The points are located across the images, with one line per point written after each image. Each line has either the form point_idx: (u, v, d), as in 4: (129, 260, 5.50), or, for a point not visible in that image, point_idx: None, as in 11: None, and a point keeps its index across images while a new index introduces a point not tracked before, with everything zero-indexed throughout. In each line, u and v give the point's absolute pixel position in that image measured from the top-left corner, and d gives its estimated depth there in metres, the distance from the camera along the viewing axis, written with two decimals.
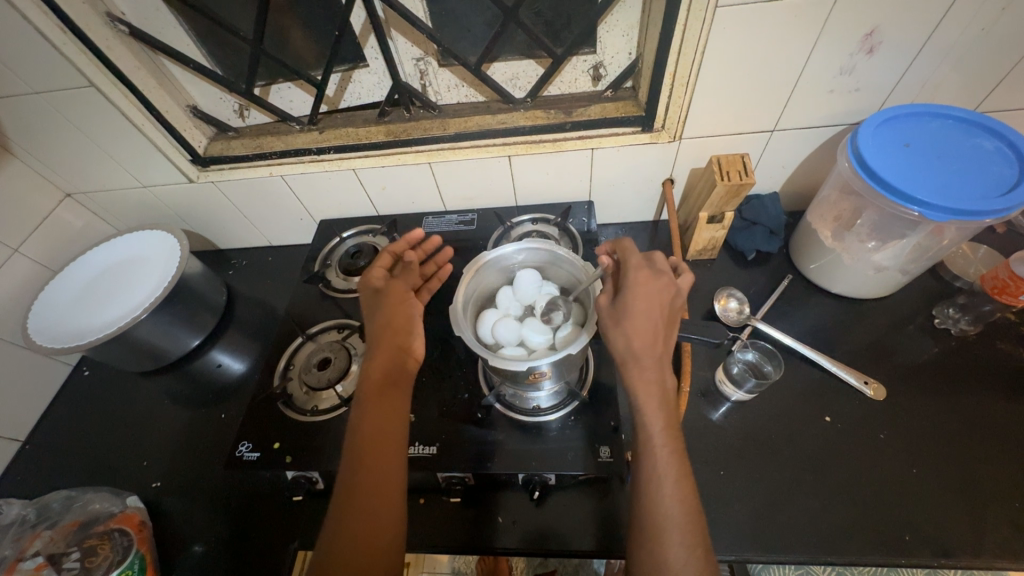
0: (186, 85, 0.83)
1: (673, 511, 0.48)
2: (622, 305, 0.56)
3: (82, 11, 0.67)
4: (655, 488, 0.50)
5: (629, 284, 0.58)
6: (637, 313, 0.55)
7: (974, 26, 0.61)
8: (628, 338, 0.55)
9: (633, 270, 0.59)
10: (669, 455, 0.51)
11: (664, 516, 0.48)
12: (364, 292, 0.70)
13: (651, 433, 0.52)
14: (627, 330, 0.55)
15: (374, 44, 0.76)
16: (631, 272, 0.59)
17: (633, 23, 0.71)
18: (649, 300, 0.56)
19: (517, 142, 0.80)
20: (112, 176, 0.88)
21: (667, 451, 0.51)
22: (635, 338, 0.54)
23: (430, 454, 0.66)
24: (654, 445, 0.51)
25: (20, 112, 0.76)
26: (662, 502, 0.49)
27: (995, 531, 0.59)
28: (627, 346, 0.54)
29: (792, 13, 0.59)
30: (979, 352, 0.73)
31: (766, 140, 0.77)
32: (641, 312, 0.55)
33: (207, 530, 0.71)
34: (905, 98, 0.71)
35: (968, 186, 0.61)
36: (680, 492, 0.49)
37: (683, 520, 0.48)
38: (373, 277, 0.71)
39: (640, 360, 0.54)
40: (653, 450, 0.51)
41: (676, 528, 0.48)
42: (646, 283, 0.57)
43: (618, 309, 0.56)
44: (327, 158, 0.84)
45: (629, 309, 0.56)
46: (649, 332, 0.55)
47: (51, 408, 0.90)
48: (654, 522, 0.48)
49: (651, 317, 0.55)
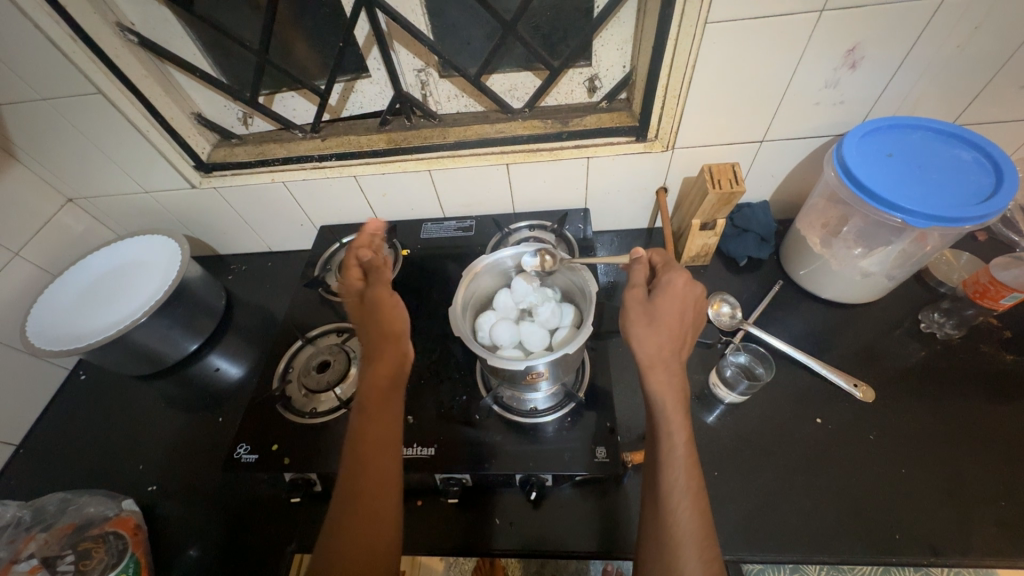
0: (191, 93, 0.84)
1: (690, 524, 0.49)
2: (656, 301, 0.57)
3: (94, 21, 0.69)
4: (675, 499, 0.50)
5: (666, 284, 0.57)
6: (671, 312, 0.56)
7: (949, 44, 0.64)
8: (658, 337, 0.55)
9: (676, 270, 0.59)
10: (689, 465, 0.51)
11: (681, 529, 0.49)
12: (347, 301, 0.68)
13: (674, 443, 0.52)
14: (659, 330, 0.55)
15: (377, 55, 0.78)
16: (669, 271, 0.59)
17: (627, 38, 0.74)
18: (683, 299, 0.57)
19: (515, 151, 0.82)
20: (114, 180, 0.89)
21: (688, 460, 0.52)
22: (664, 341, 0.55)
23: (429, 455, 0.66)
24: (677, 455, 0.52)
25: (27, 118, 0.77)
26: (679, 513, 0.49)
27: (983, 529, 0.60)
28: (655, 349, 0.55)
29: (779, 29, 0.62)
30: (964, 356, 0.75)
31: (755, 150, 0.80)
32: (675, 313, 0.56)
33: (203, 534, 0.71)
34: (887, 111, 0.74)
35: (948, 194, 0.63)
36: (698, 505, 0.50)
37: (696, 532, 0.49)
38: (352, 281, 0.68)
39: (666, 363, 0.54)
40: (674, 461, 0.51)
41: (691, 543, 0.48)
42: (687, 285, 0.57)
43: (652, 305, 0.57)
44: (329, 165, 0.86)
45: (664, 306, 0.56)
46: (679, 337, 0.56)
47: (46, 412, 0.90)
48: (671, 534, 0.49)
49: (681, 319, 0.56)
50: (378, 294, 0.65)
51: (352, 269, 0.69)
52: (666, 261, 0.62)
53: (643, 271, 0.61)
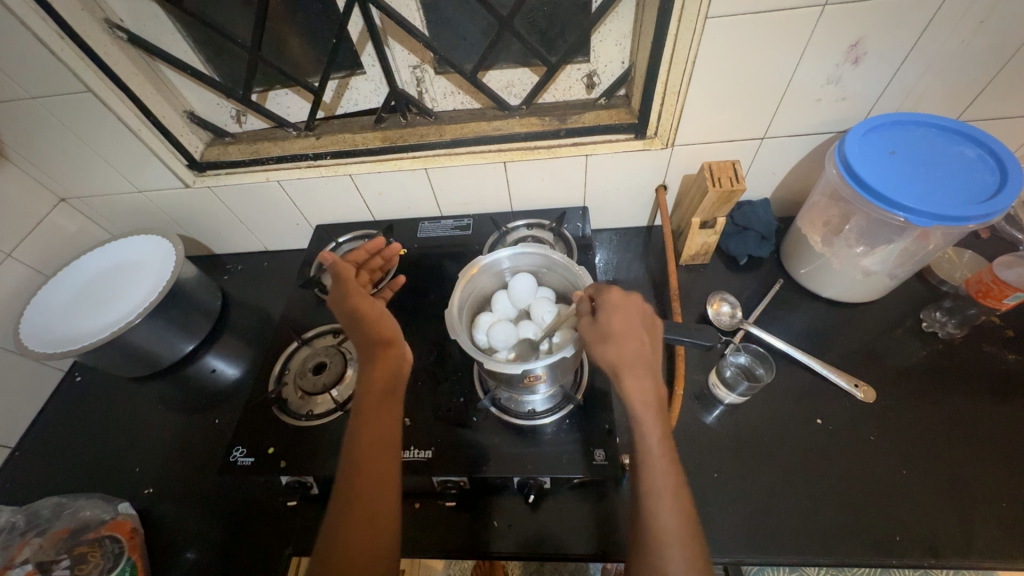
0: (184, 91, 0.83)
1: (673, 525, 0.48)
2: (603, 320, 0.56)
3: (81, 18, 0.68)
4: (655, 500, 0.50)
5: (604, 305, 0.57)
6: (619, 324, 0.56)
7: (954, 37, 0.63)
8: (617, 346, 0.55)
9: (610, 289, 0.59)
10: (666, 464, 0.51)
11: (663, 529, 0.48)
12: (340, 311, 0.66)
13: (649, 443, 0.52)
14: (615, 340, 0.55)
15: (372, 52, 0.77)
16: (604, 292, 0.59)
17: (626, 33, 0.73)
18: (629, 311, 0.56)
19: (512, 149, 0.81)
20: (106, 180, 0.88)
21: (665, 460, 0.51)
22: (623, 348, 0.55)
23: (426, 458, 0.66)
24: (653, 455, 0.51)
25: (16, 117, 0.76)
26: (660, 514, 0.49)
27: (984, 531, 0.60)
28: (616, 357, 0.54)
29: (779, 24, 0.61)
30: (966, 356, 0.74)
31: (756, 147, 0.79)
32: (625, 323, 0.56)
33: (199, 537, 0.71)
34: (890, 107, 0.73)
35: (953, 192, 0.62)
36: (679, 504, 0.49)
37: (679, 532, 0.48)
38: (339, 296, 0.66)
39: (632, 368, 0.54)
40: (650, 461, 0.51)
41: (675, 543, 0.47)
42: (626, 299, 0.57)
43: (599, 325, 0.56)
44: (324, 164, 0.85)
45: (611, 321, 0.56)
46: (638, 341, 0.55)
47: (41, 415, 0.90)
48: (654, 535, 0.48)
49: (635, 330, 0.56)
50: (359, 305, 0.65)
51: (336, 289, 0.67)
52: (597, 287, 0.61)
53: (587, 302, 0.60)
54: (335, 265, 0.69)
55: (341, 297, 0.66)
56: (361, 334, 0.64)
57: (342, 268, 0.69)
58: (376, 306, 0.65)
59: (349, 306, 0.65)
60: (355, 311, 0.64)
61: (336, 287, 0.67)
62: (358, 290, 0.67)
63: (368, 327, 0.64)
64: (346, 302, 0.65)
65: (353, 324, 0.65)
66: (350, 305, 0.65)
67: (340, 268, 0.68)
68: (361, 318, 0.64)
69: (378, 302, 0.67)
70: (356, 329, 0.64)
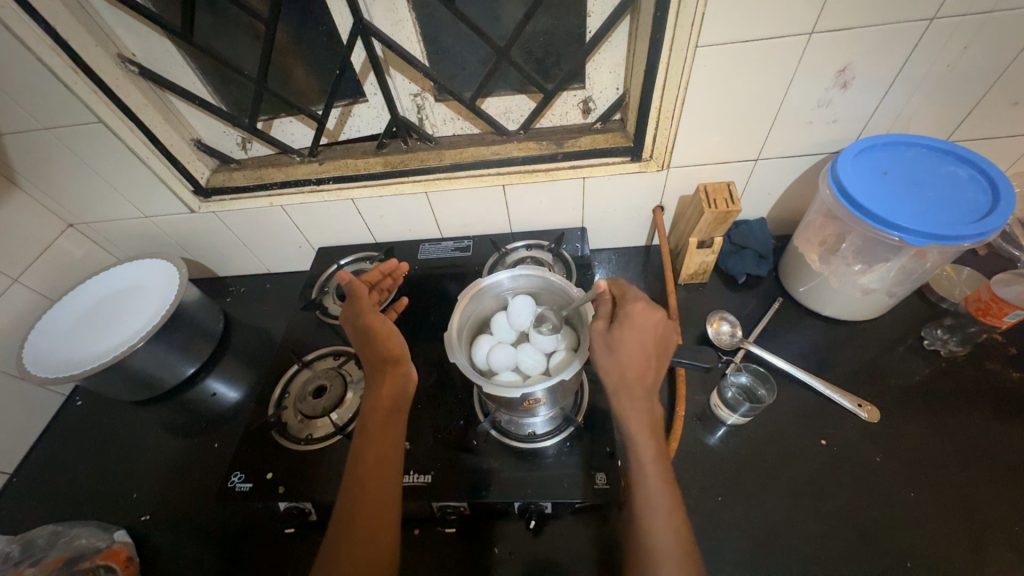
0: (191, 119, 0.85)
1: (667, 545, 0.48)
2: (615, 332, 0.57)
3: (95, 53, 0.70)
4: (648, 517, 0.50)
5: (625, 315, 0.58)
6: (630, 342, 0.56)
7: (939, 63, 0.64)
8: (620, 366, 0.55)
9: (631, 301, 0.59)
10: (660, 485, 0.51)
11: (658, 546, 0.48)
12: (352, 328, 0.68)
13: (642, 460, 0.52)
14: (618, 359, 0.55)
15: (373, 81, 0.79)
16: (629, 302, 0.59)
17: (620, 61, 0.75)
18: (642, 328, 0.57)
19: (511, 172, 0.82)
20: (113, 206, 0.90)
21: (658, 479, 0.51)
22: (626, 367, 0.55)
23: (426, 483, 0.65)
24: (645, 472, 0.52)
25: (28, 147, 0.78)
26: (654, 532, 0.49)
27: (997, 556, 0.58)
28: (618, 376, 0.55)
29: (767, 52, 0.63)
30: (969, 374, 0.74)
31: (750, 168, 0.80)
32: (637, 342, 0.56)
33: (195, 565, 0.70)
34: (880, 129, 0.74)
35: (946, 212, 0.63)
36: (673, 525, 0.49)
37: (678, 553, 0.48)
38: (353, 313, 0.68)
39: (629, 388, 0.55)
40: (644, 479, 0.51)
41: (671, 560, 0.47)
42: (645, 314, 0.57)
43: (612, 337, 0.57)
44: (327, 189, 0.87)
45: (624, 337, 0.56)
46: (642, 362, 0.55)
47: (41, 439, 0.89)
48: (648, 554, 0.48)
49: (644, 349, 0.56)
50: (371, 323, 0.66)
51: (349, 304, 0.69)
52: (625, 292, 0.61)
53: (607, 304, 0.61)
54: (352, 285, 0.71)
55: (353, 313, 0.68)
56: (371, 354, 0.65)
57: (357, 288, 0.70)
58: (388, 325, 0.66)
59: (364, 324, 0.66)
60: (368, 329, 0.66)
61: (352, 306, 0.68)
62: (371, 309, 0.68)
63: (378, 346, 0.64)
64: (360, 321, 0.67)
65: (365, 343, 0.66)
66: (363, 322, 0.66)
67: (354, 285, 0.71)
68: (373, 338, 0.65)
69: (389, 322, 0.68)
70: (368, 349, 0.65)
